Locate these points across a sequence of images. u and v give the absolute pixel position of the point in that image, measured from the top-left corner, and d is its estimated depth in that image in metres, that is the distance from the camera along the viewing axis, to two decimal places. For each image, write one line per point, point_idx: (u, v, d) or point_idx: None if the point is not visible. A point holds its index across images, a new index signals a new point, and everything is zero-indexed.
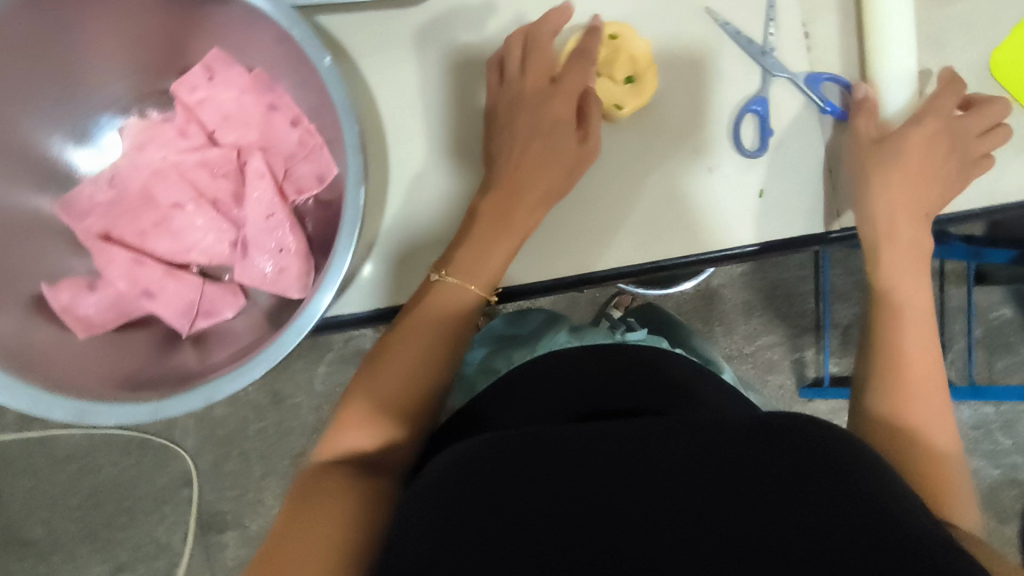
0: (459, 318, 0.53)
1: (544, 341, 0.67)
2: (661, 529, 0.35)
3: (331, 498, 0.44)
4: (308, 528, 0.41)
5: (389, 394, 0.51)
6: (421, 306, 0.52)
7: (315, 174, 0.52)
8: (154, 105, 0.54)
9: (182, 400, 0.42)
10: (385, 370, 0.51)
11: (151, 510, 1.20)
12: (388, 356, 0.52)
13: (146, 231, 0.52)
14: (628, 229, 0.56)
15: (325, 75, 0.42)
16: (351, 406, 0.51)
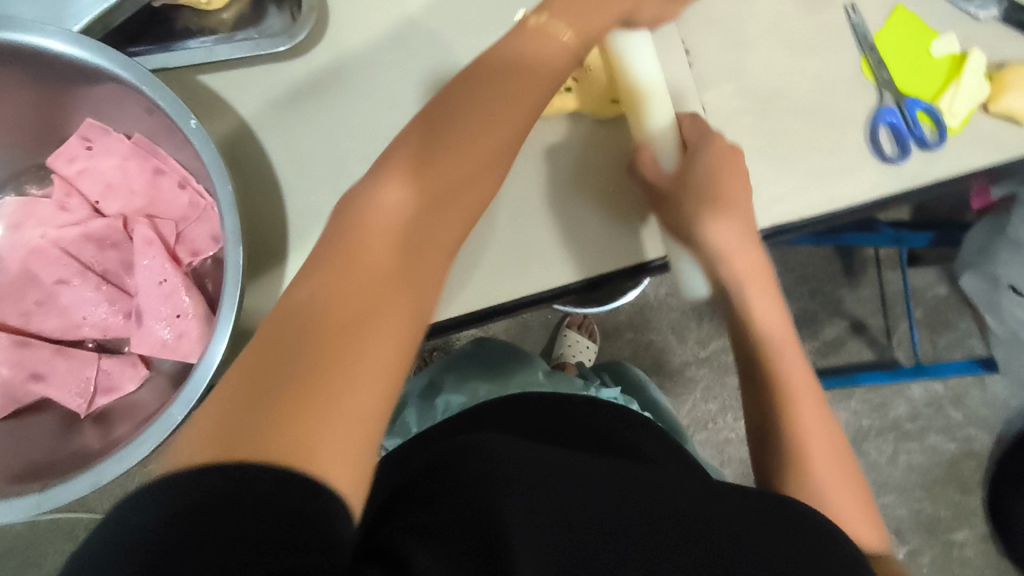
0: (512, 129, 0.39)
1: (516, 377, 0.70)
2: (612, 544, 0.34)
3: (387, 304, 0.31)
4: (376, 353, 0.30)
5: (437, 196, 0.36)
6: (510, 77, 0.40)
7: (209, 234, 0.51)
8: (34, 180, 0.53)
9: (67, 486, 0.40)
10: (458, 161, 0.36)
11: None
12: (419, 152, 0.36)
13: (31, 311, 0.50)
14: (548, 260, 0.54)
15: (193, 138, 0.42)
16: (395, 165, 0.36)
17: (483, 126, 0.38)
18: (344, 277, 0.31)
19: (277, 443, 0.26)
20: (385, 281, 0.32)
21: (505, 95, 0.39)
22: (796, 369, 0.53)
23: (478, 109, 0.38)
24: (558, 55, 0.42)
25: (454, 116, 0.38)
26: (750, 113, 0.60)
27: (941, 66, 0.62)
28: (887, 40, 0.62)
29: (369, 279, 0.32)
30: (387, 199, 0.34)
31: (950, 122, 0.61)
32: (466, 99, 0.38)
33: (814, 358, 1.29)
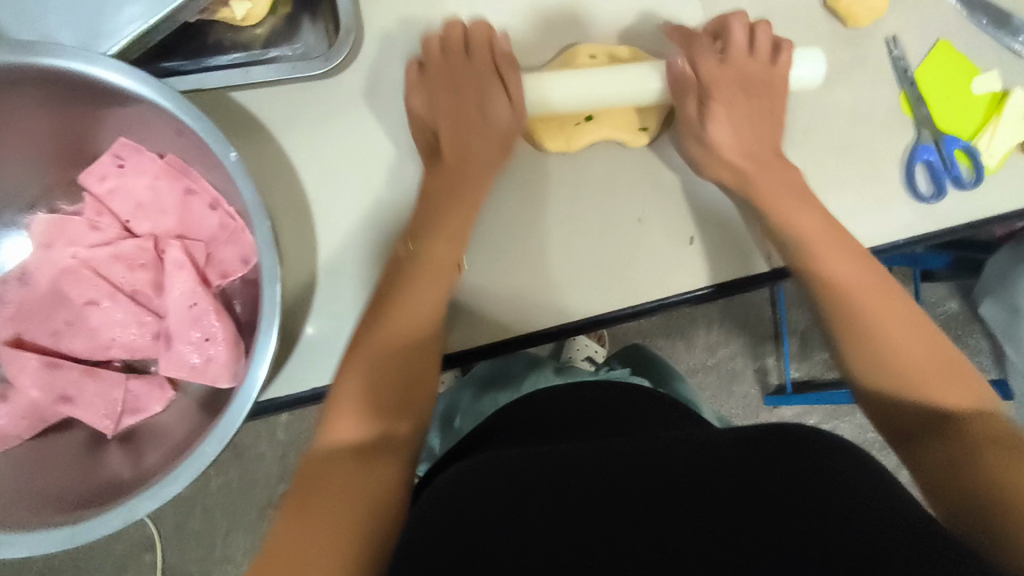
0: (439, 293, 0.51)
1: (528, 378, 0.70)
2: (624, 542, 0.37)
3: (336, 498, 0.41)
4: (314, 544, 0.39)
5: (392, 371, 0.48)
6: (402, 289, 0.50)
7: (239, 256, 0.50)
8: (64, 197, 0.52)
9: (100, 520, 0.40)
10: (373, 376, 0.47)
11: None
12: (384, 334, 0.49)
13: (61, 331, 0.50)
14: (584, 283, 0.56)
15: (232, 171, 0.41)
16: (341, 392, 0.47)
17: (406, 316, 0.50)
18: (316, 481, 0.43)
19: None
20: (352, 481, 0.43)
21: (420, 278, 0.51)
22: (868, 283, 0.52)
23: (424, 267, 0.51)
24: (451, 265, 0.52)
25: (397, 299, 0.50)
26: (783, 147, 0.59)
27: (981, 103, 0.61)
28: (927, 74, 0.61)
29: (323, 501, 0.41)
30: (383, 340, 0.49)
31: (987, 161, 0.60)
32: (440, 277, 0.51)
33: (822, 370, 1.29)
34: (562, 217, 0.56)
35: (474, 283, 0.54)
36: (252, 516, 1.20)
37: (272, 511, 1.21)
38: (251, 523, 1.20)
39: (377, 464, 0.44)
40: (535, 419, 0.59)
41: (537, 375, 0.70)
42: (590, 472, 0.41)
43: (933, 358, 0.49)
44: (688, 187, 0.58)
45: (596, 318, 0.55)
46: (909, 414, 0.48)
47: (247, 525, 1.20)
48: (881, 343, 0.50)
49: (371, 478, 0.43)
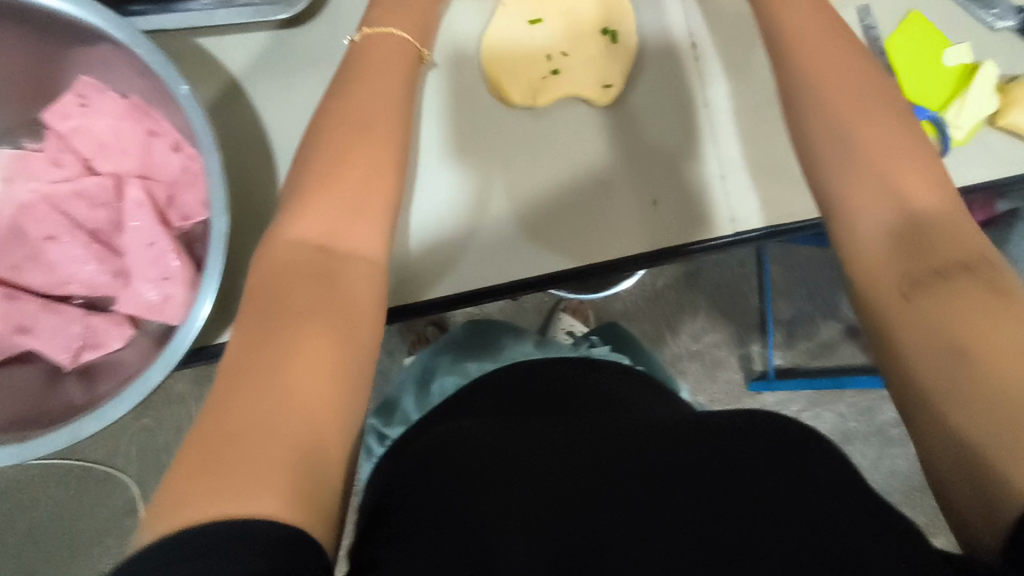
0: (393, 86, 0.47)
1: (507, 351, 0.70)
2: (541, 530, 0.37)
3: (326, 295, 0.38)
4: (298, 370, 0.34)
5: (381, 192, 0.44)
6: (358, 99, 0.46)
7: (200, 200, 0.51)
8: (30, 136, 0.53)
9: (46, 439, 0.40)
10: (369, 176, 0.43)
11: (94, 541, 1.20)
12: (348, 120, 0.44)
13: (20, 265, 0.50)
14: (548, 238, 0.56)
15: (183, 103, 0.42)
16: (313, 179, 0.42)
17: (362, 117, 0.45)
18: (269, 336, 0.35)
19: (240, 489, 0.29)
20: (315, 300, 0.37)
21: (381, 73, 0.47)
22: (859, 176, 0.43)
23: (348, 138, 0.44)
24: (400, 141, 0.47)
25: (321, 139, 0.44)
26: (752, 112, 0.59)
27: (950, 75, 0.61)
28: (897, 45, 0.61)
29: (291, 324, 0.36)
30: (317, 166, 0.43)
31: (954, 133, 0.60)
32: (371, 86, 0.46)
33: (806, 357, 1.29)
34: (529, 172, 0.57)
35: (441, 236, 0.55)
36: None
37: None
38: None
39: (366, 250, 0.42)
40: (512, 396, 0.58)
41: (516, 349, 0.70)
42: (574, 446, 0.42)
43: (897, 194, 0.42)
44: (657, 146, 0.58)
45: (556, 274, 0.55)
46: (923, 259, 0.40)
47: None
48: (887, 232, 0.42)
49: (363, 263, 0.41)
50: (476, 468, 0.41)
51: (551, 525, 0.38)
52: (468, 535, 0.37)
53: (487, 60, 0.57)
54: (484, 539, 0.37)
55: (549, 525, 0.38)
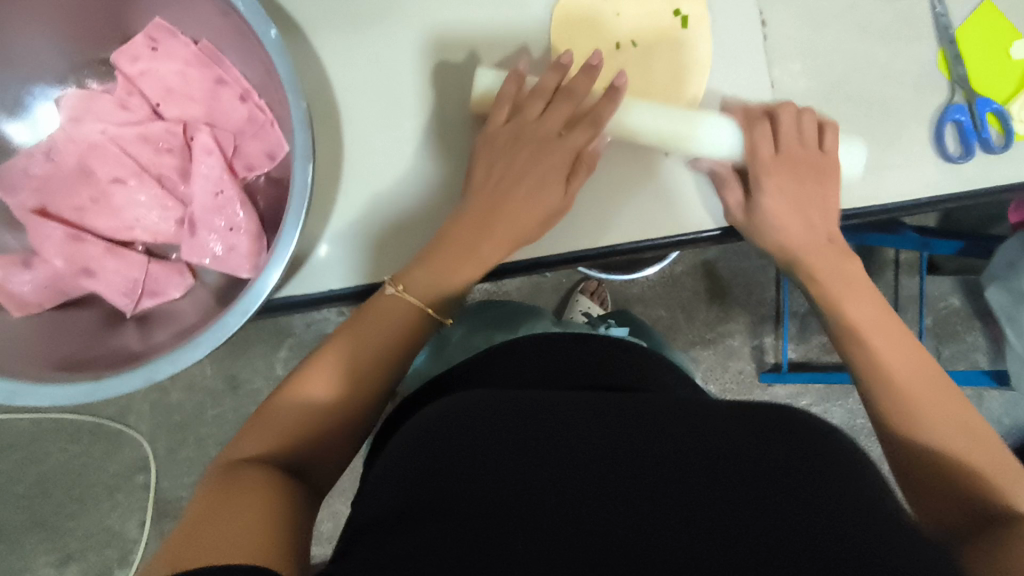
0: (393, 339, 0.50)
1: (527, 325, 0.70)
2: (548, 500, 0.37)
3: (256, 472, 0.43)
4: (232, 507, 0.39)
5: (355, 349, 0.50)
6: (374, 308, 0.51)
7: (264, 151, 0.51)
8: (90, 75, 0.52)
9: (121, 380, 0.40)
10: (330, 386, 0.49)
11: (103, 496, 1.20)
12: (348, 357, 0.50)
13: (84, 207, 0.50)
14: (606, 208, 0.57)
15: (271, 49, 0.41)
16: (325, 350, 0.50)
17: (394, 305, 0.51)
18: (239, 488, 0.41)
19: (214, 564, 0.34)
20: (256, 484, 0.41)
21: (369, 337, 0.50)
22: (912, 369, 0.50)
23: (375, 316, 0.51)
24: (404, 313, 0.50)
25: (336, 358, 0.50)
26: (815, 95, 0.59)
27: (1015, 71, 0.61)
28: (968, 34, 0.60)
29: (244, 482, 0.41)
30: (307, 390, 0.49)
31: (1018, 127, 0.60)
32: (381, 329, 0.50)
33: (820, 352, 1.30)
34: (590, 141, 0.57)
35: None
36: None
37: None
38: None
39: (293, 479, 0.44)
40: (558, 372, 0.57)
41: (537, 322, 0.71)
42: (582, 434, 0.40)
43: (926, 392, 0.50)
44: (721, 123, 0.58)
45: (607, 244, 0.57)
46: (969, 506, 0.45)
47: None
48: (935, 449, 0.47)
49: (284, 482, 0.43)
50: (508, 434, 0.40)
51: (557, 493, 0.37)
52: (476, 501, 0.37)
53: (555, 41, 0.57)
54: (510, 486, 0.37)
55: (557, 493, 0.37)
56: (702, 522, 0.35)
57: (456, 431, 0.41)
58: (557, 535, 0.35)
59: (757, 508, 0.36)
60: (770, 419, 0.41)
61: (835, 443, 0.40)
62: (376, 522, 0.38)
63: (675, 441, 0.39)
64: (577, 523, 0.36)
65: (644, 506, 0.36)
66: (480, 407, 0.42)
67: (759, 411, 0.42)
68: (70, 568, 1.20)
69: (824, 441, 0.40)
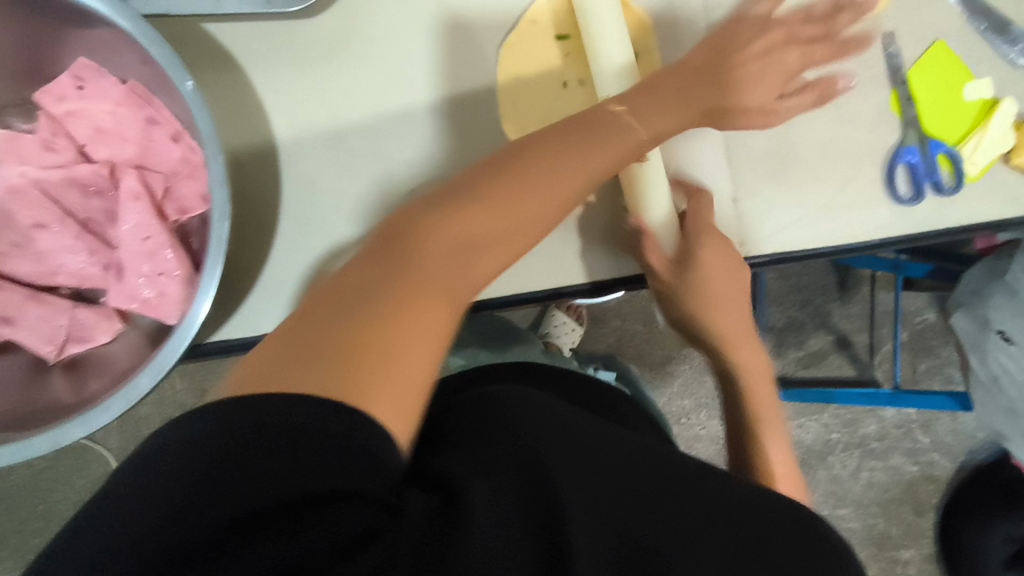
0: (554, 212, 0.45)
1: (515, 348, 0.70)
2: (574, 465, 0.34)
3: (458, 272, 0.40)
4: (423, 323, 0.36)
5: (521, 193, 0.43)
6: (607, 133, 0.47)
7: (198, 192, 0.49)
8: (17, 113, 0.50)
9: (29, 444, 0.39)
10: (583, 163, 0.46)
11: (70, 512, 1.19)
12: (508, 202, 0.43)
13: (5, 251, 0.48)
14: (557, 250, 0.57)
15: (188, 101, 0.40)
16: (508, 183, 0.43)
17: (565, 155, 0.45)
18: (385, 273, 0.37)
19: (324, 389, 0.30)
20: (440, 290, 0.38)
21: (601, 151, 0.46)
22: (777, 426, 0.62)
23: (538, 187, 0.44)
24: (622, 139, 0.48)
25: (531, 165, 0.44)
26: (767, 133, 0.59)
27: (970, 109, 0.60)
28: (920, 74, 0.59)
29: (426, 270, 0.38)
30: (432, 227, 0.40)
31: (970, 168, 0.59)
32: (553, 175, 0.45)
33: (795, 367, 1.30)
34: None
35: None
36: None
37: None
38: None
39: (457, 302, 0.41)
40: (565, 392, 0.57)
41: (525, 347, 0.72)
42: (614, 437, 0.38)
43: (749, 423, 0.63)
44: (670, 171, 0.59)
45: (557, 287, 0.57)
46: None
47: None
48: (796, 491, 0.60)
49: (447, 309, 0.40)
50: (550, 407, 0.38)
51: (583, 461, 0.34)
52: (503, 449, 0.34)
53: (503, 83, 0.54)
54: (537, 446, 0.34)
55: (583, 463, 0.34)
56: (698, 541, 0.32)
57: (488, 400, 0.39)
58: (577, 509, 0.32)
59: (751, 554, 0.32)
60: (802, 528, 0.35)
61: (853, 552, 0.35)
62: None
63: (697, 483, 0.36)
64: (596, 511, 0.32)
65: (652, 512, 0.33)
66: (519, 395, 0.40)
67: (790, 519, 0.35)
68: None
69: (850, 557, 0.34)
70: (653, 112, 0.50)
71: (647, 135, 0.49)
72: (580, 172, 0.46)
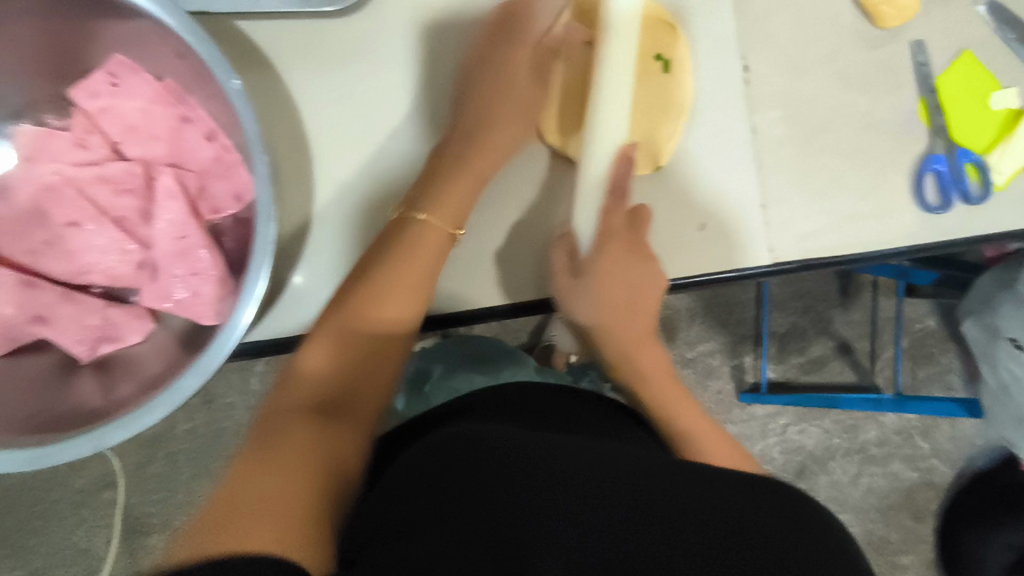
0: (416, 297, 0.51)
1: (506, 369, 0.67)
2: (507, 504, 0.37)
3: (304, 430, 0.44)
4: (285, 468, 0.41)
5: (362, 320, 0.50)
6: (406, 242, 0.51)
7: (231, 192, 0.49)
8: (49, 111, 0.50)
9: (69, 446, 0.38)
10: (416, 269, 0.50)
11: (69, 513, 1.17)
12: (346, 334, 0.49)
13: (38, 250, 0.48)
14: None
15: (234, 100, 0.39)
16: (347, 312, 0.50)
17: (390, 278, 0.50)
18: (258, 446, 0.43)
19: (230, 542, 0.35)
20: (295, 434, 0.44)
21: (420, 253, 0.50)
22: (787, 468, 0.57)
23: (404, 274, 0.50)
24: (450, 225, 0.51)
25: (377, 276, 0.50)
26: (793, 144, 0.59)
27: (995, 118, 0.61)
28: (948, 84, 0.60)
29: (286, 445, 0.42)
30: (306, 380, 0.48)
31: (995, 178, 0.60)
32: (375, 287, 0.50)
33: (797, 373, 1.30)
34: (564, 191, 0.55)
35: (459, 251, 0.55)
36: (217, 463, 1.19)
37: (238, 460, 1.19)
38: (216, 468, 1.19)
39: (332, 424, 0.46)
40: (554, 403, 0.59)
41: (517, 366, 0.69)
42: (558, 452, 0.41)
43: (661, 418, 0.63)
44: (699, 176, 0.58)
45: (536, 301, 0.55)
46: None
47: (211, 471, 1.19)
48: None
49: (325, 429, 0.45)
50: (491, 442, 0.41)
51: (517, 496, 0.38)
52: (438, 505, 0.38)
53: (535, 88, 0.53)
54: (489, 509, 0.37)
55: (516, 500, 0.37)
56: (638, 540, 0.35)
57: (443, 443, 0.42)
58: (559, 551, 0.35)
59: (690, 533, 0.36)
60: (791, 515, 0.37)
61: (794, 503, 0.38)
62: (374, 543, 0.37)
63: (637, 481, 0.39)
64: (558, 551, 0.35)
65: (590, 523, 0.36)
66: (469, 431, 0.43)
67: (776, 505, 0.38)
68: None
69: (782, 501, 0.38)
70: (467, 172, 0.52)
71: (444, 223, 0.51)
72: (429, 264, 0.51)
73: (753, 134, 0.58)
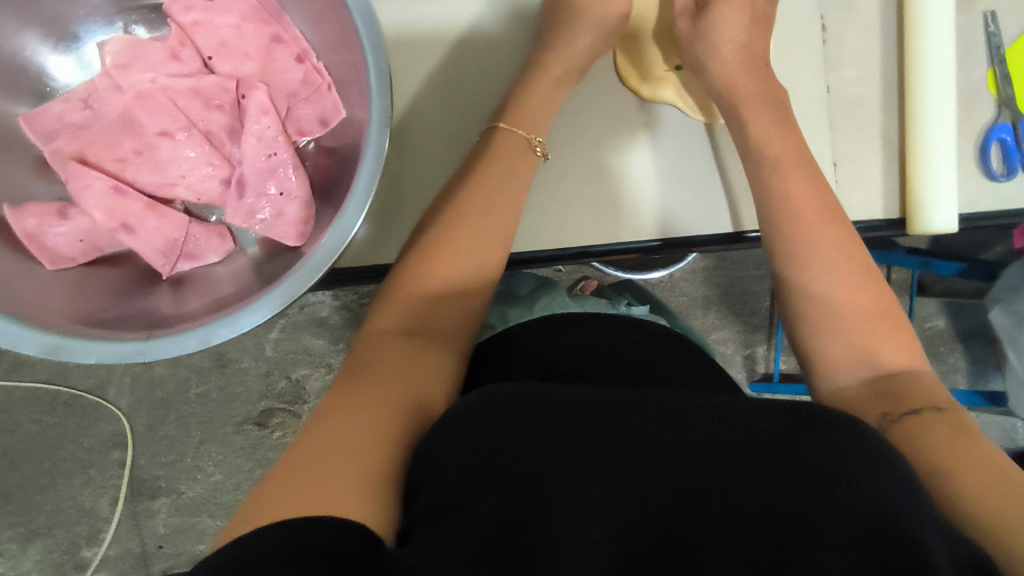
0: (507, 230, 0.50)
1: (543, 299, 0.65)
2: (538, 500, 0.35)
3: (388, 359, 0.43)
4: (366, 414, 0.39)
5: (449, 247, 0.48)
6: (489, 168, 0.52)
7: (318, 116, 0.48)
8: (140, 21, 0.50)
9: (175, 341, 0.39)
10: (506, 209, 0.51)
11: (74, 471, 1.12)
12: (421, 262, 0.48)
13: (127, 158, 0.48)
14: (661, 202, 0.57)
15: (354, 6, 0.40)
16: (422, 247, 0.49)
17: (479, 217, 0.50)
18: (339, 384, 0.42)
19: (298, 504, 0.33)
20: (387, 370, 0.42)
21: (508, 176, 0.51)
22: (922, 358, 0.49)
23: (491, 194, 0.50)
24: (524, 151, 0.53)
25: (465, 203, 0.50)
26: (871, 104, 0.59)
27: None
28: (1017, 55, 0.61)
29: (374, 375, 0.42)
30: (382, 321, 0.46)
31: None
32: (482, 214, 0.50)
33: None
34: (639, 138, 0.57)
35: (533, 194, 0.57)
36: (229, 428, 1.14)
37: (250, 426, 1.14)
38: (226, 434, 1.13)
39: (422, 348, 0.45)
40: (608, 340, 0.58)
41: (552, 295, 0.66)
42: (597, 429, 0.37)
43: (897, 353, 0.45)
44: None
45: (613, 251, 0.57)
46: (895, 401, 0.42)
47: (222, 435, 1.14)
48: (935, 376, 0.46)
49: (408, 356, 0.44)
50: (519, 420, 0.37)
51: (550, 488, 0.35)
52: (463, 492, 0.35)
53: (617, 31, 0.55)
54: (520, 499, 0.35)
55: (550, 493, 0.35)
56: (687, 526, 0.34)
57: (466, 417, 0.38)
58: (618, 535, 0.34)
59: (745, 515, 0.34)
60: (865, 459, 0.35)
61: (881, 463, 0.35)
62: (427, 515, 0.35)
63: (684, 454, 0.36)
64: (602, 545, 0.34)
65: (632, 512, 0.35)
66: (497, 400, 0.39)
67: (848, 447, 0.35)
68: (34, 546, 1.13)
69: (867, 461, 0.35)
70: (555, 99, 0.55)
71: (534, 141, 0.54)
72: (511, 187, 0.51)
73: (828, 93, 0.59)
